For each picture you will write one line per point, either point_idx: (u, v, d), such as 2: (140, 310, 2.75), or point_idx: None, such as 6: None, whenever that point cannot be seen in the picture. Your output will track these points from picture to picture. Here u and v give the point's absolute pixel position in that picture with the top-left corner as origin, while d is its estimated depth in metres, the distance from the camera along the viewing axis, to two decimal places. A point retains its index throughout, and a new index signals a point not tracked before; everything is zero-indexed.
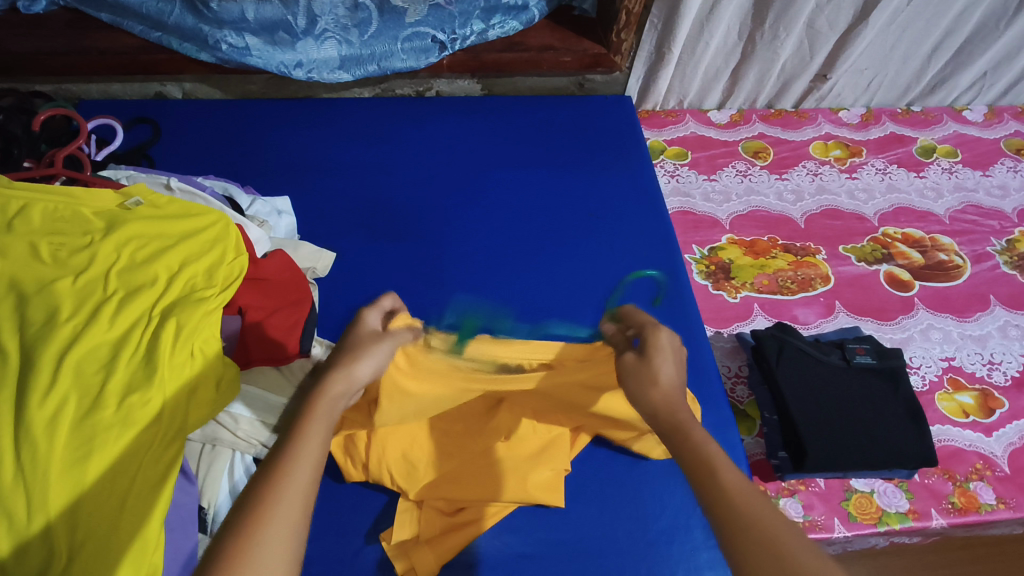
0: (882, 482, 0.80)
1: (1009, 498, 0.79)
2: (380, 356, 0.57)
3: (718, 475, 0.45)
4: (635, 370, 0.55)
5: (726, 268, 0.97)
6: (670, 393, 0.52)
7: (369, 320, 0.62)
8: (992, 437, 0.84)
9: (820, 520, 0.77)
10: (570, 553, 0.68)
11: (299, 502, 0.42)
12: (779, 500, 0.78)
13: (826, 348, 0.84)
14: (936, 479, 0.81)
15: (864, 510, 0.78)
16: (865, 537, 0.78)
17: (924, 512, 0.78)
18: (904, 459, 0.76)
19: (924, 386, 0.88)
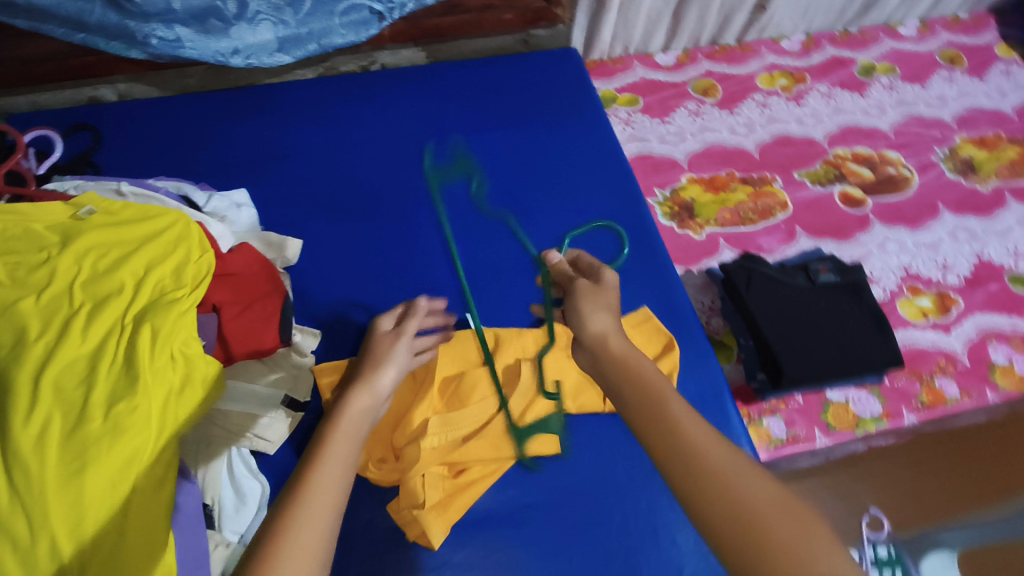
0: (855, 390, 0.85)
1: (971, 389, 0.85)
2: (397, 362, 0.63)
3: (668, 404, 0.49)
4: (582, 301, 0.59)
5: (689, 208, 0.99)
6: (605, 327, 0.56)
7: (381, 328, 0.68)
8: (951, 335, 0.89)
9: (801, 434, 0.82)
10: (574, 498, 0.71)
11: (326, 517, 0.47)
12: (762, 420, 0.83)
13: (792, 271, 0.87)
14: (904, 380, 0.86)
15: (841, 419, 0.83)
16: (845, 443, 0.83)
17: (896, 413, 0.84)
18: (872, 365, 0.80)
19: (885, 296, 0.92)
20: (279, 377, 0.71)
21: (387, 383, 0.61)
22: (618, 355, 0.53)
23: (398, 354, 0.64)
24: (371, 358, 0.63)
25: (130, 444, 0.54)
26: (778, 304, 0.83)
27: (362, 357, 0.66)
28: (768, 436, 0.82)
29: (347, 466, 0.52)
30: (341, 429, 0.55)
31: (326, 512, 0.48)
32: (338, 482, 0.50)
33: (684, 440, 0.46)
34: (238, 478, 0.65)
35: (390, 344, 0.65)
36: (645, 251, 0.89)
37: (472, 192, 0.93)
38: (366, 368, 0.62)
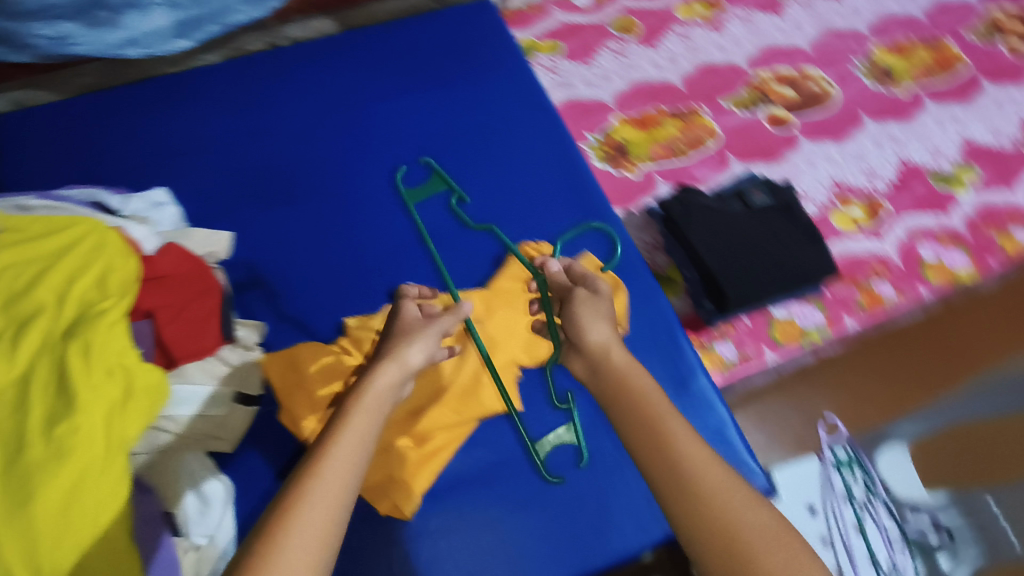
0: (798, 304, 0.88)
1: (903, 288, 0.89)
2: (428, 341, 0.62)
3: (666, 422, 0.53)
4: (580, 310, 0.61)
5: (623, 148, 0.99)
6: (606, 339, 0.58)
7: (409, 307, 0.67)
8: (883, 238, 0.92)
9: (752, 351, 0.86)
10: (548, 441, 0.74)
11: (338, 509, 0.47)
12: (713, 346, 0.86)
13: (727, 199, 0.88)
14: (842, 288, 0.89)
15: (787, 333, 0.87)
16: (793, 356, 0.87)
17: (836, 319, 0.87)
18: (810, 276, 0.83)
19: (818, 211, 0.95)
20: (229, 374, 0.69)
21: (415, 362, 0.60)
22: (622, 373, 0.56)
23: (429, 330, 0.62)
24: (401, 334, 0.62)
25: (76, 466, 0.52)
26: (719, 236, 0.84)
27: (389, 333, 0.64)
28: (720, 359, 0.85)
29: (362, 456, 0.51)
30: (362, 414, 0.54)
31: (337, 505, 0.48)
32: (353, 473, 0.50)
33: (679, 462, 0.50)
34: (198, 480, 0.64)
35: (418, 322, 0.64)
36: (583, 198, 0.89)
37: (401, 162, 0.91)
38: (395, 344, 0.60)
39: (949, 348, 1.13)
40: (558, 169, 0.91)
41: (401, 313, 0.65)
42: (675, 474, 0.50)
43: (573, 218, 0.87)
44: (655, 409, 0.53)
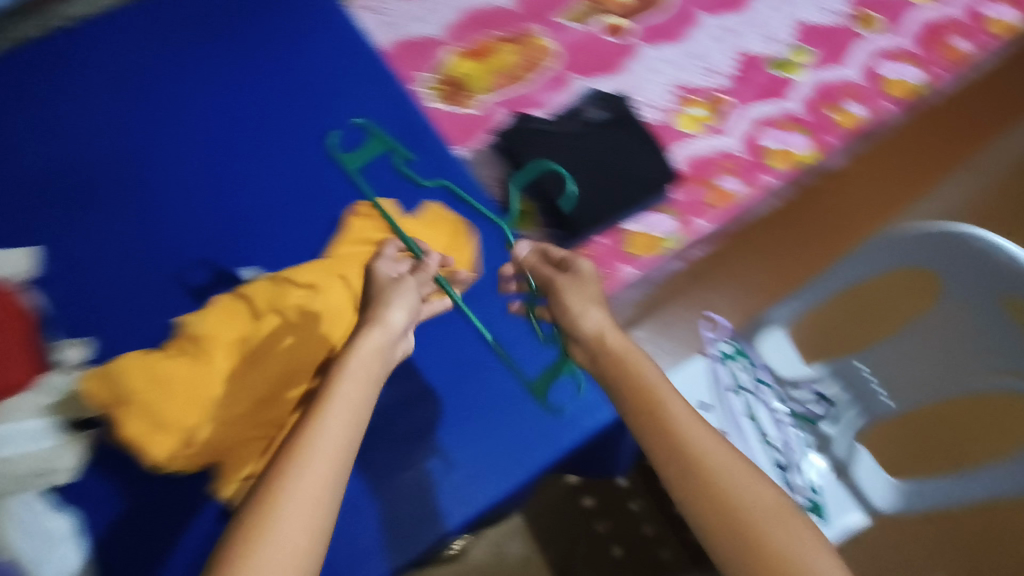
0: (651, 215, 0.86)
1: (750, 180, 0.90)
2: (408, 300, 0.64)
3: (664, 405, 0.54)
4: (568, 295, 0.63)
5: (460, 85, 0.94)
6: (597, 321, 0.61)
7: (382, 267, 0.68)
8: (726, 134, 0.93)
9: (609, 272, 0.83)
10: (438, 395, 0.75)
11: (330, 477, 0.48)
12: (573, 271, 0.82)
13: (565, 118, 0.85)
14: (692, 190, 0.89)
15: (642, 245, 0.85)
16: (653, 266, 0.87)
17: (689, 222, 0.87)
18: (651, 187, 0.84)
19: (661, 117, 0.93)
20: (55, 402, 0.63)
21: (399, 321, 0.62)
22: (619, 351, 0.58)
23: (410, 291, 0.65)
24: (381, 295, 0.64)
25: None
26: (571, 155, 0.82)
27: (364, 298, 0.66)
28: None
29: (354, 422, 0.53)
30: (349, 382, 0.55)
31: (331, 474, 0.49)
32: (344, 444, 0.51)
33: (685, 442, 0.52)
34: (48, 524, 0.63)
35: (394, 283, 0.65)
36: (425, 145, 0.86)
37: (223, 136, 0.84)
38: (376, 308, 0.62)
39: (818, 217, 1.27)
40: (397, 119, 0.87)
41: (373, 275, 0.67)
42: (679, 456, 0.51)
43: (417, 167, 0.84)
44: (656, 391, 0.55)
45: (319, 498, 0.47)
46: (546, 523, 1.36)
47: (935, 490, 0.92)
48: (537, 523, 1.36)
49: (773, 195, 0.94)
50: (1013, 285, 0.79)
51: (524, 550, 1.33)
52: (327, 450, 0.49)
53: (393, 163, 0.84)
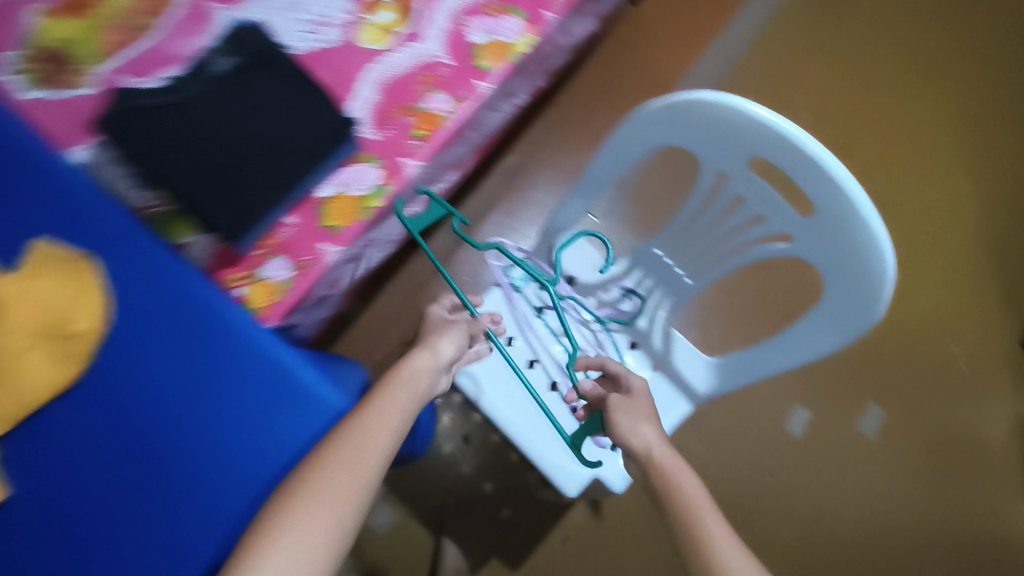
0: (342, 172, 0.75)
1: (461, 92, 0.81)
2: (457, 336, 0.79)
3: (704, 521, 0.68)
4: (621, 412, 0.80)
5: (58, 56, 0.73)
6: (648, 439, 0.77)
7: (436, 311, 0.85)
8: (425, 41, 0.82)
9: (306, 259, 0.72)
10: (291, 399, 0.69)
11: (375, 447, 0.62)
12: (260, 273, 0.72)
13: (183, 83, 0.68)
14: (397, 124, 0.78)
15: (341, 211, 0.74)
16: (358, 237, 0.76)
17: (393, 169, 0.77)
18: (322, 141, 0.72)
19: (342, 37, 0.79)
20: None
21: (447, 353, 0.77)
22: (664, 461, 0.74)
23: (460, 332, 0.81)
24: (438, 329, 0.80)
25: None
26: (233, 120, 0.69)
27: (424, 331, 0.81)
28: (270, 287, 0.71)
29: (401, 415, 0.67)
30: (397, 383, 0.69)
31: (376, 450, 0.62)
32: (388, 427, 0.64)
33: (716, 551, 0.66)
34: None
35: (451, 324, 0.82)
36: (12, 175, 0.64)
37: None
38: (432, 337, 0.78)
39: (580, 124, 1.43)
40: None
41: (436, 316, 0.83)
42: (705, 561, 0.65)
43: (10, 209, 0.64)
44: (693, 505, 0.70)
45: (369, 474, 0.60)
46: (411, 485, 1.28)
47: (742, 367, 0.91)
48: (401, 489, 1.27)
49: (489, 98, 0.85)
50: (770, 153, 0.69)
51: (394, 523, 1.25)
52: (374, 426, 0.64)
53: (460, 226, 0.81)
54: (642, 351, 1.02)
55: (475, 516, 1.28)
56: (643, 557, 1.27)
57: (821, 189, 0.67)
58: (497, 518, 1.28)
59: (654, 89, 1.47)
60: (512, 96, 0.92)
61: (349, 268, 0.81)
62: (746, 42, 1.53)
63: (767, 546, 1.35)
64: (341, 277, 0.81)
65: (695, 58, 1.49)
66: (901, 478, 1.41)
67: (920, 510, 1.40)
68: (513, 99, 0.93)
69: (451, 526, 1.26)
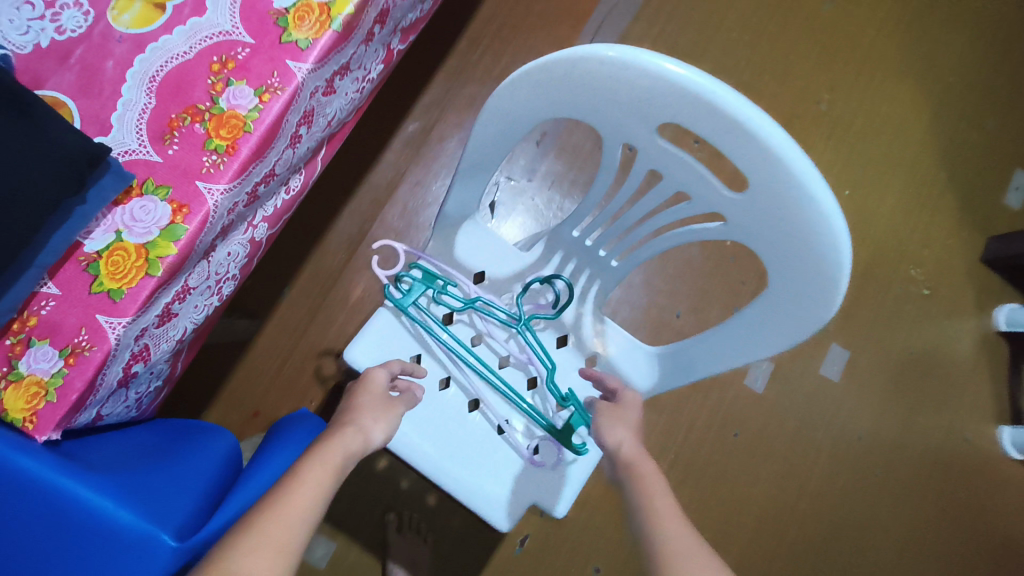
0: (114, 213, 0.50)
1: (271, 80, 0.54)
2: (388, 418, 0.67)
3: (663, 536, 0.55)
4: (602, 418, 0.72)
5: None
6: (621, 438, 0.69)
7: (380, 379, 0.70)
8: (209, 11, 0.54)
9: (87, 340, 0.48)
10: (101, 548, 0.45)
11: (293, 538, 0.49)
12: (19, 368, 0.48)
13: None
14: (182, 136, 0.52)
15: (118, 268, 0.50)
16: (155, 296, 0.51)
17: (187, 199, 0.51)
18: (65, 185, 0.47)
19: (82, 24, 0.53)
20: None
21: (375, 441, 0.65)
22: (632, 458, 0.66)
23: (395, 410, 0.69)
24: (368, 403, 0.67)
25: None
26: None
27: (350, 402, 0.68)
28: (40, 391, 0.48)
29: (320, 500, 0.54)
30: (318, 462, 0.57)
31: (297, 531, 0.50)
32: (307, 515, 0.52)
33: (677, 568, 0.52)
34: None
35: (386, 401, 0.69)
36: None
37: None
38: (361, 415, 0.66)
39: (486, 73, 1.23)
40: None
41: (367, 381, 0.69)
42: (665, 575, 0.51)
43: None
44: (655, 512, 0.58)
45: (285, 555, 0.48)
46: (346, 508, 1.13)
47: (683, 361, 0.78)
48: (335, 515, 1.12)
49: (321, 80, 0.58)
50: (688, 122, 0.52)
51: (333, 554, 1.11)
52: (291, 516, 0.51)
53: (450, 292, 0.81)
54: (572, 349, 0.86)
55: (423, 530, 1.14)
56: (609, 545, 1.18)
57: (759, 164, 0.51)
58: (445, 527, 1.16)
59: (568, 25, 1.27)
60: (360, 68, 0.67)
61: (170, 332, 0.56)
62: None
63: (739, 510, 1.27)
64: (153, 352, 0.55)
65: None
66: (874, 417, 1.33)
67: (893, 444, 1.33)
68: (361, 72, 0.67)
69: (395, 548, 1.10)
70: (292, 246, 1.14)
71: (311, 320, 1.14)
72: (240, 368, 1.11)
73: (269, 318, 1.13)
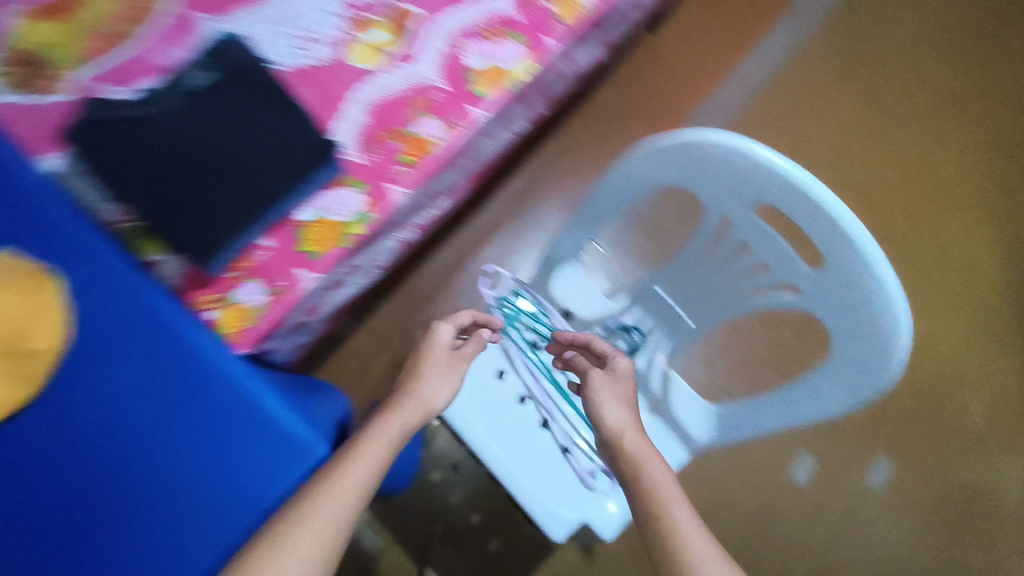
0: (322, 195, 0.65)
1: (454, 118, 0.71)
2: (451, 378, 0.74)
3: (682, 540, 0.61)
4: (597, 390, 0.74)
5: (35, 58, 0.67)
6: (620, 420, 0.72)
7: (443, 338, 0.76)
8: (420, 62, 0.72)
9: (283, 284, 0.64)
10: (271, 442, 0.61)
11: (348, 507, 0.58)
12: (232, 297, 0.63)
13: (156, 93, 0.61)
14: (381, 149, 0.68)
15: (319, 236, 0.65)
16: (339, 263, 0.67)
17: (378, 196, 0.67)
18: (308, 165, 0.63)
19: (329, 57, 0.70)
20: None
21: (438, 404, 0.73)
22: (636, 449, 0.69)
23: (458, 369, 0.75)
24: (432, 367, 0.74)
25: None
26: (215, 135, 0.60)
27: (416, 360, 0.75)
28: (245, 315, 0.63)
29: (380, 463, 0.62)
30: (382, 429, 0.65)
31: (354, 500, 0.58)
32: (363, 481, 0.60)
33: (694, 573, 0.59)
34: None
35: (449, 360, 0.75)
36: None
37: None
38: (423, 380, 0.72)
39: (593, 149, 1.40)
40: None
41: (433, 342, 0.75)
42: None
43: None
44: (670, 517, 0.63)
45: (341, 519, 0.57)
46: (396, 511, 1.22)
47: (742, 419, 0.85)
48: (385, 515, 1.21)
49: (489, 126, 0.76)
50: (781, 205, 0.64)
51: (376, 551, 1.19)
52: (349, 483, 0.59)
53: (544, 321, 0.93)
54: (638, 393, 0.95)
55: (463, 548, 1.22)
56: None
57: (838, 248, 0.62)
58: (482, 550, 1.23)
59: (666, 117, 1.43)
60: (513, 122, 0.83)
61: (332, 295, 0.71)
62: (767, 78, 1.49)
63: None
64: (318, 309, 0.71)
65: (714, 91, 1.45)
66: (912, 537, 1.34)
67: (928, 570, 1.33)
68: (512, 125, 0.84)
69: (435, 557, 1.21)
70: (399, 265, 1.30)
71: (402, 333, 1.27)
72: (330, 361, 1.24)
73: (364, 323, 1.26)
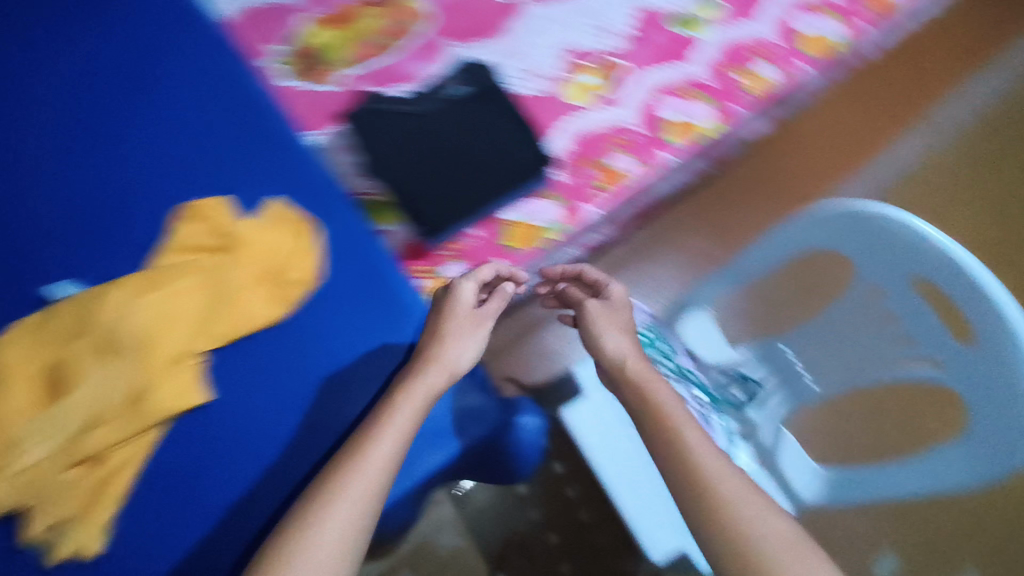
0: (527, 203, 0.80)
1: (645, 158, 0.83)
2: (472, 337, 0.71)
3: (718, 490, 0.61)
4: (596, 320, 0.78)
5: (317, 57, 0.82)
6: (619, 348, 0.74)
7: (464, 295, 0.72)
8: (624, 107, 0.83)
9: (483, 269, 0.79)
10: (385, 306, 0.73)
11: (373, 489, 0.58)
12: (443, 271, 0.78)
13: (423, 98, 0.78)
14: (579, 173, 0.81)
15: (519, 236, 0.80)
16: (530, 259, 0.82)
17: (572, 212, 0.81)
18: (525, 172, 0.78)
19: (546, 90, 0.83)
20: None
21: (462, 366, 0.69)
22: (641, 378, 0.71)
23: (477, 328, 0.73)
24: (453, 326, 0.71)
25: None
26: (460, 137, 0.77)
27: (437, 316, 0.72)
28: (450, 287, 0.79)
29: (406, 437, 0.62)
30: (408, 400, 0.64)
31: (379, 484, 0.59)
32: (386, 461, 0.60)
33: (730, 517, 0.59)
34: None
35: (467, 317, 0.72)
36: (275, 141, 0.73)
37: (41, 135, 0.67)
38: (442, 344, 0.69)
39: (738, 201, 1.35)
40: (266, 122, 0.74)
41: (454, 299, 0.72)
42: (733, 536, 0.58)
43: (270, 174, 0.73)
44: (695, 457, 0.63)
45: (367, 498, 0.58)
46: (480, 515, 1.28)
47: (848, 487, 0.85)
48: (470, 516, 1.28)
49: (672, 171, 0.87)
50: (939, 281, 0.71)
51: (456, 548, 1.26)
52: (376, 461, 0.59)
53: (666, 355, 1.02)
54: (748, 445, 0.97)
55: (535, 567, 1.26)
56: None
57: (987, 331, 0.66)
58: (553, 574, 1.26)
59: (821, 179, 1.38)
60: (685, 171, 0.95)
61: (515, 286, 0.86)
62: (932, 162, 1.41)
63: None
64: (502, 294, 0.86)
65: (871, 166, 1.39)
66: None
67: None
68: (684, 173, 0.95)
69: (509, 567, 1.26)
70: None
71: None
72: None
73: None
